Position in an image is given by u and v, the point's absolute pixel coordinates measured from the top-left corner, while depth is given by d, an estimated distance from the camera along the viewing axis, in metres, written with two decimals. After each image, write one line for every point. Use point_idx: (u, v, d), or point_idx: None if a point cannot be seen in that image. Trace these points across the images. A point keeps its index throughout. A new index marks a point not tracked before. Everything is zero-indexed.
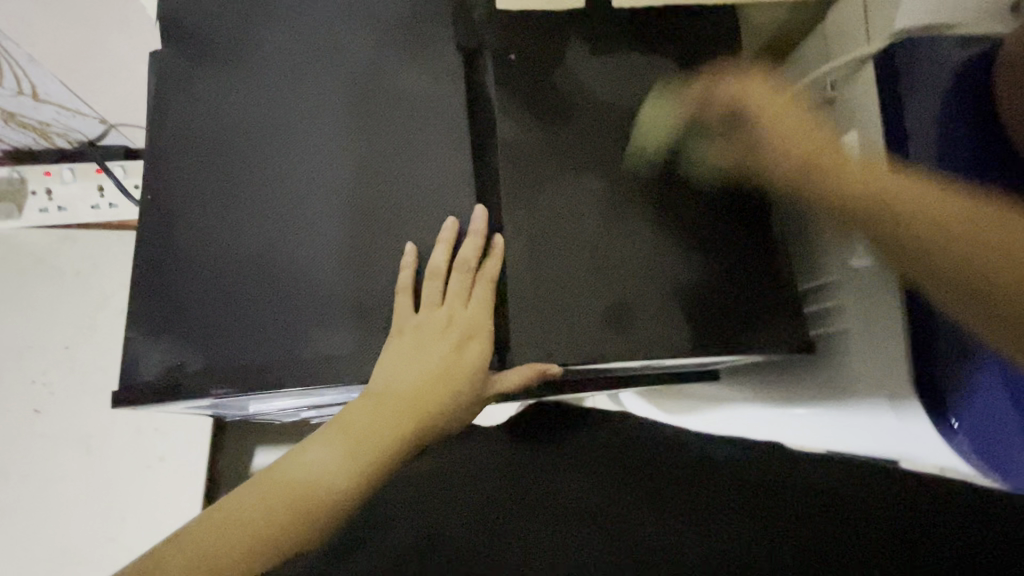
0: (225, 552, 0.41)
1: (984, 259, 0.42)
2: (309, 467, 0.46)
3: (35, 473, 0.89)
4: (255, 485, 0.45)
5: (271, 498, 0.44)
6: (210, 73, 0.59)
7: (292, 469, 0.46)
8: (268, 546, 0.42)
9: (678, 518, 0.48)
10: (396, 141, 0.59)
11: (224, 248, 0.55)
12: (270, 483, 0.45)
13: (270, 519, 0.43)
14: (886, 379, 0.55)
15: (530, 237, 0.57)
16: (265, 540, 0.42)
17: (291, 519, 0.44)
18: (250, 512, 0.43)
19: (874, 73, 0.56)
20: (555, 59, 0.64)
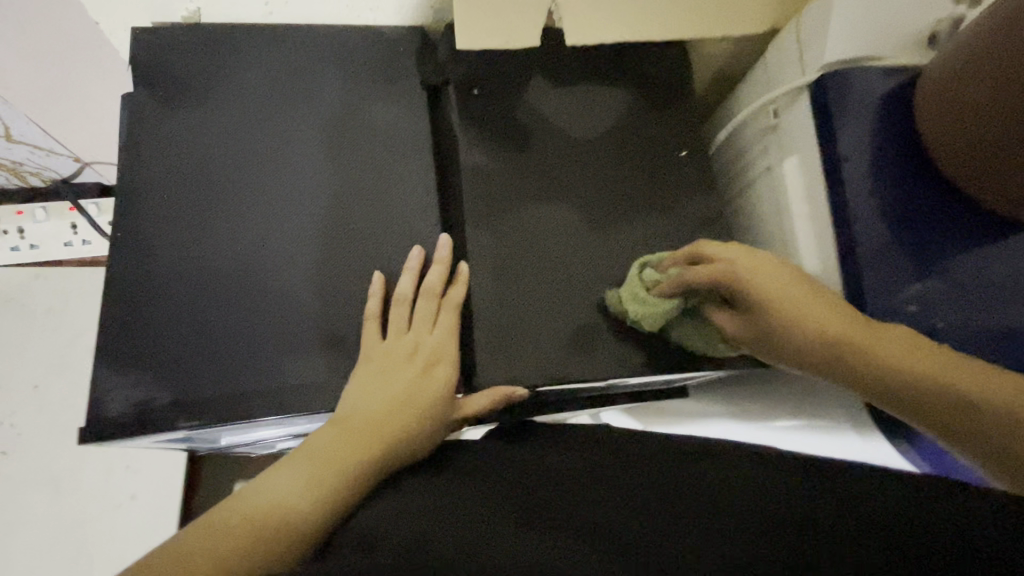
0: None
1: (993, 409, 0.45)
2: (278, 487, 0.43)
3: (0, 518, 0.86)
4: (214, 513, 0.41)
5: (230, 524, 0.40)
6: (182, 113, 0.61)
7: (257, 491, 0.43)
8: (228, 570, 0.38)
9: (686, 522, 0.43)
10: (365, 174, 0.61)
11: (195, 282, 0.56)
12: (233, 508, 0.42)
13: (230, 545, 0.39)
14: None
15: (495, 263, 0.59)
16: (224, 566, 0.38)
17: (253, 542, 0.40)
18: (208, 539, 0.39)
19: (810, 99, 0.60)
20: (517, 92, 0.67)
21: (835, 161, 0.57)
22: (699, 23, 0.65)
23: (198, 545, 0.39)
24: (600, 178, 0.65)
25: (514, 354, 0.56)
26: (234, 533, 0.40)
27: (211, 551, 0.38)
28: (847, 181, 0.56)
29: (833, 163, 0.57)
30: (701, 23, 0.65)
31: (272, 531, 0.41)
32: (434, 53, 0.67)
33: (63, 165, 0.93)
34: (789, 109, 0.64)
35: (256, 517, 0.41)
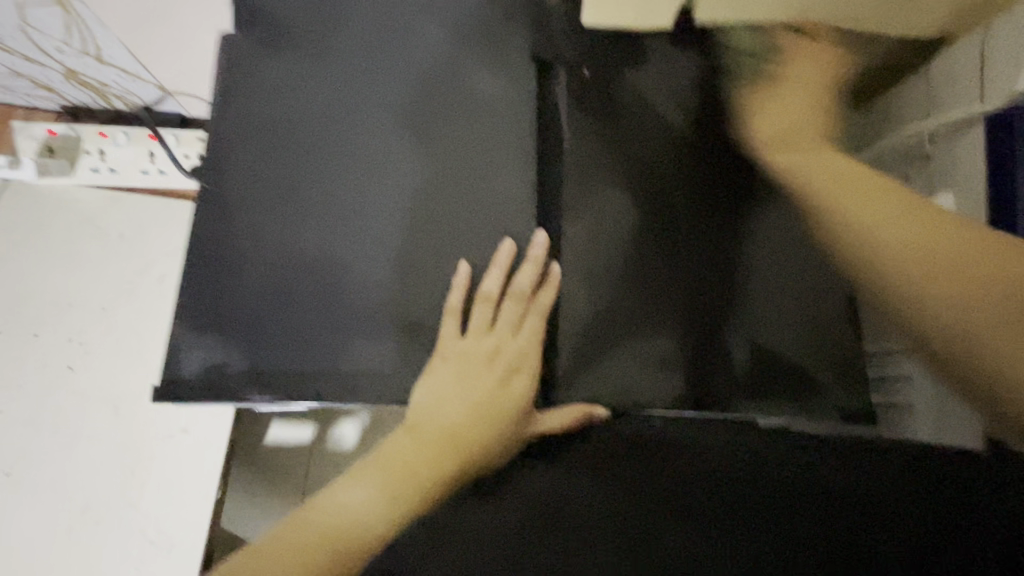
0: None
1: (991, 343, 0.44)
2: (345, 501, 0.43)
3: (64, 429, 0.90)
4: (293, 524, 0.42)
5: (306, 538, 0.41)
6: (277, 61, 0.58)
7: (328, 500, 0.43)
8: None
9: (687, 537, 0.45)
10: (460, 151, 0.56)
11: (276, 248, 0.53)
12: (301, 523, 0.42)
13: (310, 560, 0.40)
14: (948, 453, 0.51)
15: (586, 270, 0.54)
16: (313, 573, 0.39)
17: (332, 556, 0.40)
18: (293, 554, 0.40)
19: (983, 134, 0.51)
20: (633, 78, 0.60)
21: (1007, 214, 0.49)
22: (801, 107, 0.56)
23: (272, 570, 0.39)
24: (713, 186, 0.58)
25: (596, 369, 0.52)
26: (297, 563, 0.40)
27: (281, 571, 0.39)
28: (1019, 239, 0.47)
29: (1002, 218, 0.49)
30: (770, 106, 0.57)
31: (339, 549, 0.41)
32: (548, 22, 0.60)
33: (146, 92, 0.93)
34: (953, 138, 0.55)
35: (321, 534, 0.41)
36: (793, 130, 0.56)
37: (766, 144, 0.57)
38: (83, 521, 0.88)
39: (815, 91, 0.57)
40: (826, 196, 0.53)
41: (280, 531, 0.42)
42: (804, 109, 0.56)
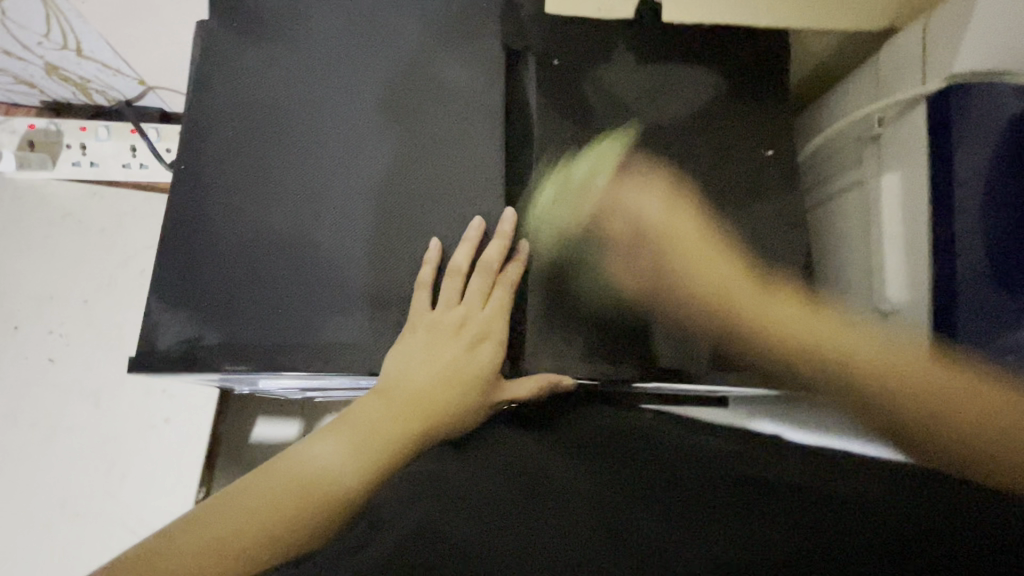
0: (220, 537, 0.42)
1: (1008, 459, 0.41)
2: (314, 459, 0.45)
3: (42, 422, 0.90)
4: (260, 476, 0.45)
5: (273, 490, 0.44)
6: (253, 48, 0.60)
7: (297, 457, 0.46)
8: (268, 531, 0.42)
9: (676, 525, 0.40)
10: (431, 135, 0.58)
11: (251, 226, 0.55)
12: (267, 476, 0.45)
13: (271, 511, 0.43)
14: None
15: (555, 247, 0.56)
16: (268, 524, 0.42)
17: (293, 509, 0.43)
18: (255, 501, 0.43)
19: (927, 114, 0.54)
20: (598, 66, 0.63)
21: (945, 183, 0.51)
22: (670, 265, 0.57)
23: (226, 520, 0.42)
24: (675, 170, 0.61)
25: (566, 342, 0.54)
26: (261, 516, 0.43)
27: (242, 531, 0.42)
28: (956, 207, 0.50)
29: (944, 187, 0.51)
30: (665, 246, 0.58)
31: (307, 504, 0.43)
32: (518, 12, 0.62)
33: (128, 87, 0.94)
34: (899, 121, 0.58)
35: (288, 486, 0.44)
36: (659, 241, 0.58)
37: (636, 236, 0.58)
38: (63, 514, 0.87)
39: (643, 219, 0.58)
40: (750, 308, 0.56)
41: (244, 484, 0.45)
42: (696, 245, 0.58)
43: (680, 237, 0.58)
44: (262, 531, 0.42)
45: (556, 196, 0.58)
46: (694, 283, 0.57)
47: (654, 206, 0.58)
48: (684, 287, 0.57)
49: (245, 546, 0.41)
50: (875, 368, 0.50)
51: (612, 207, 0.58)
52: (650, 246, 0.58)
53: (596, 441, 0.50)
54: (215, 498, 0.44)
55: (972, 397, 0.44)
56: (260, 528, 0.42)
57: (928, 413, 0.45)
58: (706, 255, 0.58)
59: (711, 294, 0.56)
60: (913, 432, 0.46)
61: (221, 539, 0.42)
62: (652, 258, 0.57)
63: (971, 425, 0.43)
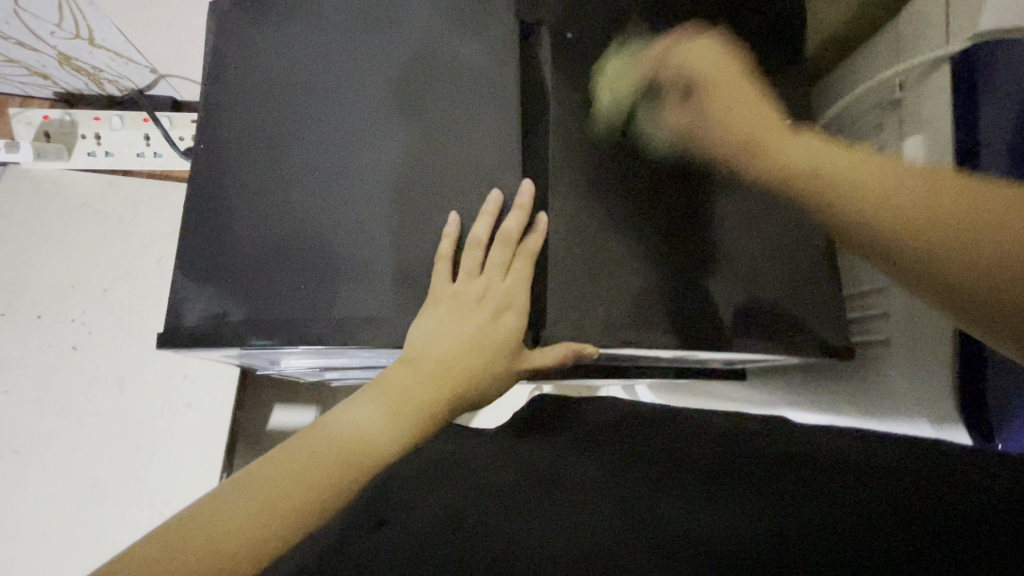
0: (261, 506, 0.37)
1: (1006, 271, 0.35)
2: (343, 428, 0.43)
3: (69, 408, 0.92)
4: (295, 441, 0.42)
5: (314, 453, 0.41)
6: (269, 28, 0.60)
7: (326, 430, 0.43)
8: (316, 496, 0.39)
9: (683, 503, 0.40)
10: (448, 109, 0.58)
11: (272, 205, 0.56)
12: (302, 442, 0.42)
13: (316, 474, 0.40)
14: (931, 404, 0.54)
15: (575, 217, 0.55)
16: (315, 488, 0.39)
17: (338, 472, 0.40)
18: (295, 464, 0.40)
19: (952, 75, 0.53)
20: (614, 35, 0.62)
21: (970, 146, 0.50)
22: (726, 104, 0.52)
23: (266, 486, 0.38)
24: None
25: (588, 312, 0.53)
26: (302, 484, 0.39)
27: (279, 512, 0.37)
28: (982, 170, 0.49)
29: (968, 150, 0.50)
30: (726, 91, 0.52)
31: (353, 467, 0.41)
32: None
33: (139, 75, 0.94)
34: (922, 83, 0.57)
35: (323, 458, 0.41)
36: (722, 90, 0.53)
37: (690, 79, 0.54)
38: (92, 497, 0.89)
39: (697, 64, 0.54)
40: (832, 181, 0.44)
41: (277, 452, 0.41)
42: (741, 100, 0.52)
43: (733, 139, 0.52)
44: (302, 510, 0.38)
45: (617, 76, 0.58)
46: (721, 134, 0.52)
47: (708, 56, 0.54)
48: (771, 158, 0.48)
49: (284, 525, 0.37)
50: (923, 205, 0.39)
51: (667, 69, 0.55)
52: (701, 88, 0.54)
53: (589, 436, 0.54)
54: (238, 477, 0.39)
55: (951, 190, 0.38)
56: (299, 507, 0.38)
57: (926, 221, 0.39)
58: (768, 119, 0.51)
59: (737, 135, 0.51)
60: (950, 285, 0.38)
61: (258, 525, 0.37)
62: (719, 115, 0.52)
63: (979, 240, 0.36)
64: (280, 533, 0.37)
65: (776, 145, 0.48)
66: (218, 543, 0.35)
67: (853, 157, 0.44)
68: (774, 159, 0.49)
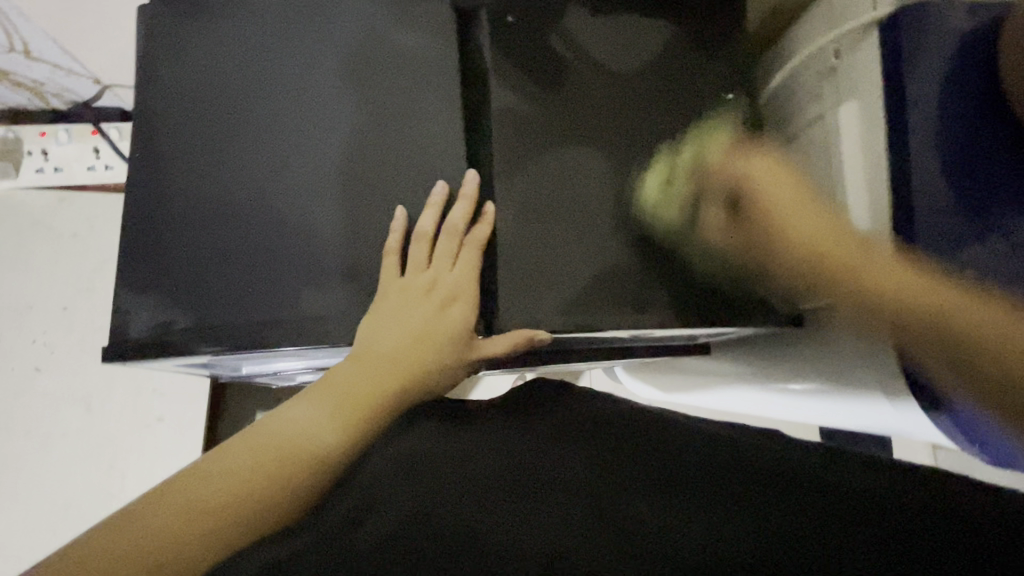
0: (190, 513, 0.37)
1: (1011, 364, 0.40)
2: (284, 429, 0.43)
3: (37, 429, 0.91)
4: (242, 440, 0.42)
5: (259, 452, 0.41)
6: (200, 31, 0.59)
7: (268, 431, 0.43)
8: (250, 499, 0.39)
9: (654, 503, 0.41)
10: (389, 105, 0.57)
11: (214, 211, 0.56)
12: (248, 441, 0.42)
13: (256, 473, 0.40)
14: (878, 368, 0.55)
15: (520, 204, 0.55)
16: (251, 489, 0.39)
17: (277, 473, 0.40)
18: (237, 462, 0.41)
19: (879, 35, 0.53)
20: (554, 18, 0.61)
21: (897, 107, 0.51)
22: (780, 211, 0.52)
23: (199, 488, 0.38)
24: (638, 120, 0.61)
25: (538, 297, 0.53)
26: (236, 486, 0.39)
27: (206, 519, 0.37)
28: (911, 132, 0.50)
29: (895, 111, 0.51)
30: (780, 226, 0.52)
31: (293, 470, 0.41)
32: None
33: (83, 87, 0.92)
34: (854, 51, 0.58)
35: (262, 461, 0.41)
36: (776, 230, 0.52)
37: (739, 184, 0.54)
38: (66, 516, 0.88)
39: (748, 177, 0.53)
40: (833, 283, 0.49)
41: (221, 453, 0.42)
42: (803, 212, 0.51)
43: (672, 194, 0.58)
44: (229, 515, 0.38)
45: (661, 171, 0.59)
46: (790, 246, 0.51)
47: (767, 167, 0.53)
48: (794, 235, 0.51)
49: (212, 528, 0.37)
50: (924, 300, 0.44)
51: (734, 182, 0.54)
52: (755, 214, 0.53)
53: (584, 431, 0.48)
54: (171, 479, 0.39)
55: (982, 314, 0.42)
56: (221, 509, 0.38)
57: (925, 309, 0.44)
58: (807, 208, 0.52)
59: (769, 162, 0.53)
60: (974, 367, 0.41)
61: (179, 528, 0.37)
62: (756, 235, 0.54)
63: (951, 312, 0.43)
64: (206, 533, 0.37)
65: (789, 222, 0.51)
66: (139, 553, 0.35)
67: (805, 206, 0.52)
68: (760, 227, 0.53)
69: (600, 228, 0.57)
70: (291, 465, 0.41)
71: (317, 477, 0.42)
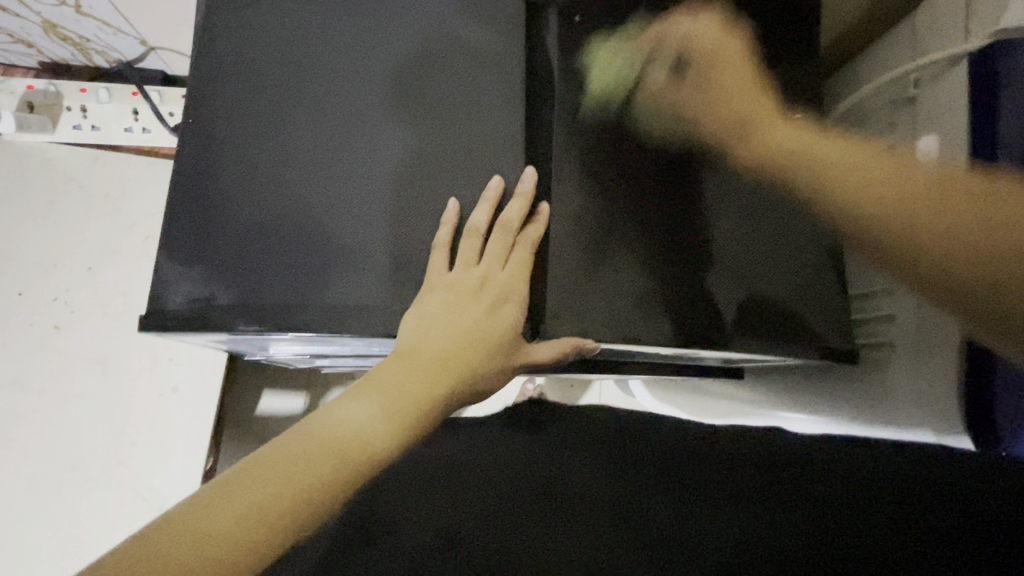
0: (245, 517, 0.36)
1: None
2: (337, 429, 0.41)
3: (51, 388, 0.89)
4: (293, 438, 0.40)
5: (313, 454, 0.39)
6: (263, 0, 0.57)
7: (319, 432, 0.41)
8: (307, 509, 0.38)
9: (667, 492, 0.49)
10: (448, 93, 0.56)
11: (260, 187, 0.54)
12: (299, 442, 0.40)
13: (314, 477, 0.39)
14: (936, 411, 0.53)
15: (577, 209, 0.53)
16: (306, 496, 0.38)
17: (334, 477, 0.39)
18: (293, 464, 0.38)
19: (968, 69, 0.51)
20: (624, 21, 0.59)
21: (988, 146, 0.49)
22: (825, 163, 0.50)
23: (251, 494, 0.37)
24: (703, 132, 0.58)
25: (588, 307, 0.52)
26: (290, 490, 0.37)
27: (261, 526, 0.36)
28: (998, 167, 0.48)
29: (985, 152, 0.49)
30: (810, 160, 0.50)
31: (348, 471, 0.40)
32: None
33: (129, 47, 0.90)
34: (936, 82, 0.55)
35: (316, 463, 0.39)
36: (738, 127, 0.55)
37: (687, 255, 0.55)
38: (74, 479, 0.88)
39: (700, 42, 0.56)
40: (769, 139, 0.53)
41: (273, 449, 0.39)
42: (734, 94, 0.55)
43: (732, 141, 0.55)
44: (286, 522, 0.37)
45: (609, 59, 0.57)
46: (774, 142, 0.53)
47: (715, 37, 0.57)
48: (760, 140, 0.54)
49: (276, 535, 0.37)
50: (924, 203, 0.44)
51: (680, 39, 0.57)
52: (692, 85, 0.56)
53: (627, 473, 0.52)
54: (221, 482, 0.37)
55: (960, 184, 0.43)
56: (277, 519, 0.37)
57: (934, 205, 0.43)
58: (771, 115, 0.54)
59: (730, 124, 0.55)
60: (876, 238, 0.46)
61: (239, 538, 0.35)
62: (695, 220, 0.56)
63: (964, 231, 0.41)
64: (265, 541, 0.36)
65: (759, 134, 0.54)
66: (199, 552, 0.34)
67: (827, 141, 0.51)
68: (746, 142, 0.54)
69: (654, 238, 0.54)
70: (345, 469, 0.40)
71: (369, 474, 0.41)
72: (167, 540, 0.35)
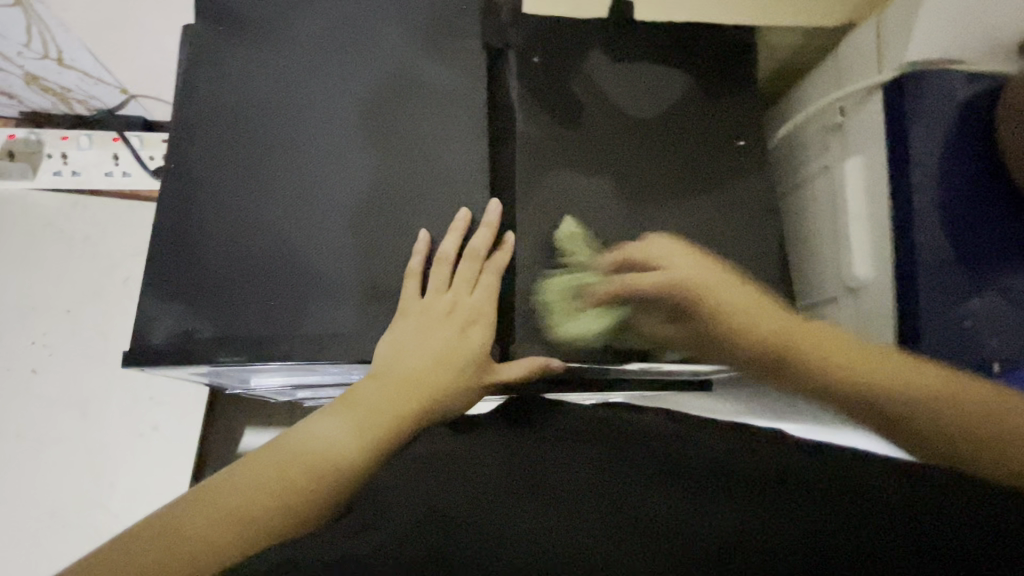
0: (219, 524, 0.37)
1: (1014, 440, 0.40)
2: (312, 445, 0.43)
3: (29, 431, 0.89)
4: (271, 451, 0.43)
5: (287, 466, 0.41)
6: (240, 52, 0.61)
7: (296, 446, 0.43)
8: (280, 518, 0.39)
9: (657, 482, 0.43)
10: (416, 132, 0.60)
11: (238, 225, 0.57)
12: (276, 454, 0.42)
13: (287, 486, 0.40)
14: None
15: (539, 236, 0.57)
16: (279, 505, 0.39)
17: (307, 487, 0.41)
18: (268, 475, 0.40)
19: (884, 99, 0.57)
20: (578, 62, 0.64)
21: (904, 164, 0.54)
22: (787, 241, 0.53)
23: (227, 501, 0.39)
24: (655, 160, 0.63)
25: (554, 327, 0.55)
26: (264, 499, 0.39)
27: (237, 531, 0.38)
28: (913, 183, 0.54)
29: (901, 172, 0.54)
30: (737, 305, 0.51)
31: (320, 483, 0.41)
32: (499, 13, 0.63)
33: (109, 95, 0.93)
34: (859, 108, 0.61)
35: (289, 473, 0.41)
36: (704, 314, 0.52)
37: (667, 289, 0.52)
38: (51, 525, 0.87)
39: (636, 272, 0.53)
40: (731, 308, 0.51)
41: (252, 461, 0.42)
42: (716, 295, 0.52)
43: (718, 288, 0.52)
44: (259, 530, 0.38)
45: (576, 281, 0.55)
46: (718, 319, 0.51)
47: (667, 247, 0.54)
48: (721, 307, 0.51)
49: (249, 541, 0.38)
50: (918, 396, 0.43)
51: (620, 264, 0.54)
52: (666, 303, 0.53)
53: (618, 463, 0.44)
54: (200, 490, 0.39)
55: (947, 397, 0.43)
56: (252, 529, 0.38)
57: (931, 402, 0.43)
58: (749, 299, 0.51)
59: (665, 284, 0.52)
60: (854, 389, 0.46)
61: (211, 549, 0.36)
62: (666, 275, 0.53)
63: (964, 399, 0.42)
64: (235, 546, 0.37)
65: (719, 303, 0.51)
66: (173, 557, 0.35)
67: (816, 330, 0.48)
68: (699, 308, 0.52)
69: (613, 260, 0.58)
70: (317, 481, 0.41)
71: (343, 488, 0.42)
72: (147, 541, 0.36)
